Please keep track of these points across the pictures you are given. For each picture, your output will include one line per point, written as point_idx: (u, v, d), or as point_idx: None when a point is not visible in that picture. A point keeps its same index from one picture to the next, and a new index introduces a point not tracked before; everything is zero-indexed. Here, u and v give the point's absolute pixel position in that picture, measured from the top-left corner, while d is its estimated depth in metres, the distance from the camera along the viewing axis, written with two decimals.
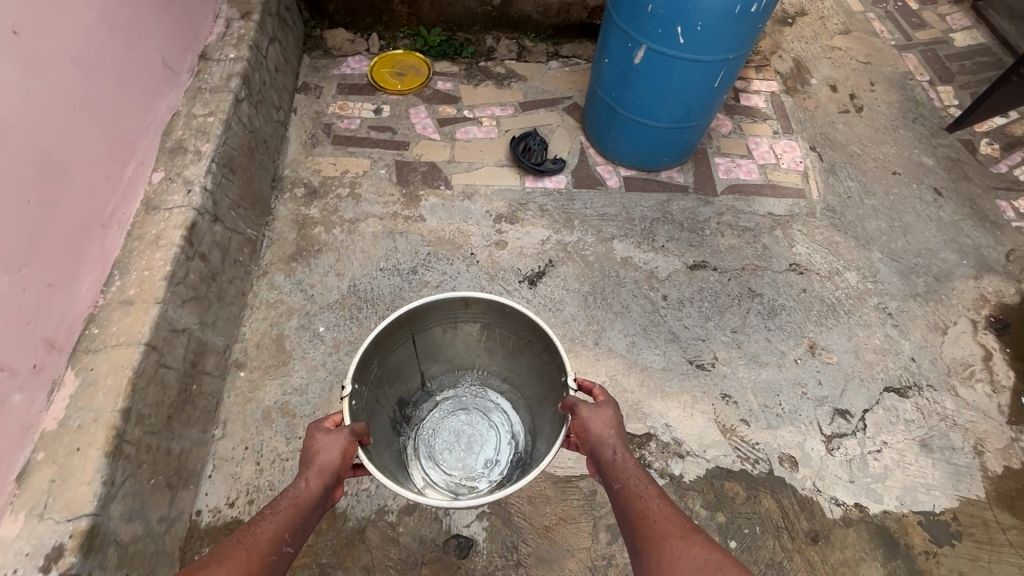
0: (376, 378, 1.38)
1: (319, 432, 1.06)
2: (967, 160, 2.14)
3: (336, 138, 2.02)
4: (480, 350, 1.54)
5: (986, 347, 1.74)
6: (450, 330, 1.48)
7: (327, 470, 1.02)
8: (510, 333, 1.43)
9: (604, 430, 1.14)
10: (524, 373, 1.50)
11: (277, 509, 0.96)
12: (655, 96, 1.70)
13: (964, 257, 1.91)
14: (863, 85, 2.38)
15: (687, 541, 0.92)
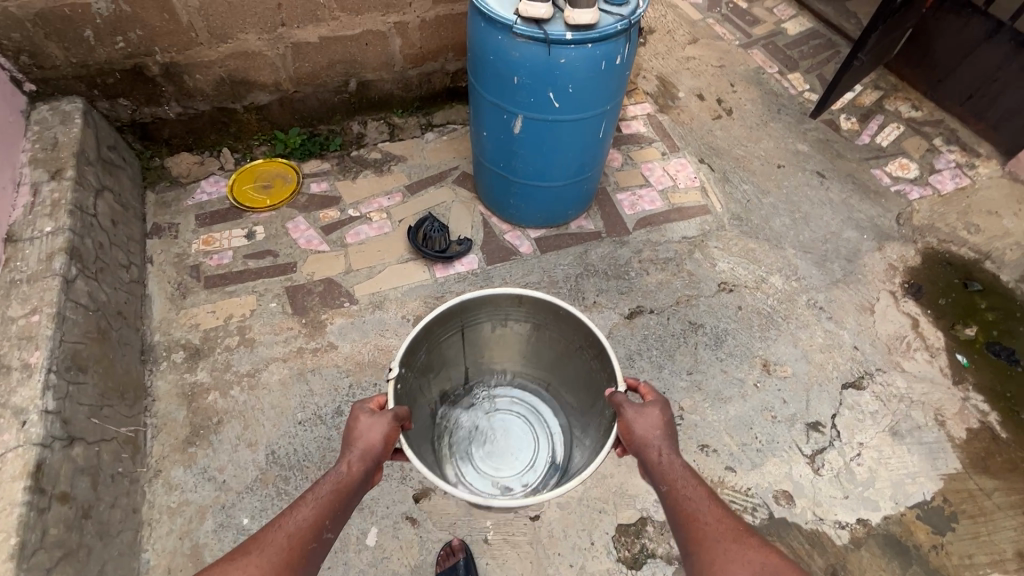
0: (423, 367, 1.45)
1: (362, 414, 1.08)
2: (835, 139, 2.27)
3: (209, 281, 1.74)
4: (523, 349, 1.61)
5: (911, 314, 1.81)
6: (498, 328, 1.54)
7: (369, 456, 1.04)
8: (560, 336, 1.48)
9: (651, 431, 1.08)
10: (571, 381, 1.56)
11: (318, 495, 0.96)
12: (544, 159, 1.62)
13: (863, 232, 2.00)
14: (725, 88, 2.49)
15: (743, 545, 0.90)
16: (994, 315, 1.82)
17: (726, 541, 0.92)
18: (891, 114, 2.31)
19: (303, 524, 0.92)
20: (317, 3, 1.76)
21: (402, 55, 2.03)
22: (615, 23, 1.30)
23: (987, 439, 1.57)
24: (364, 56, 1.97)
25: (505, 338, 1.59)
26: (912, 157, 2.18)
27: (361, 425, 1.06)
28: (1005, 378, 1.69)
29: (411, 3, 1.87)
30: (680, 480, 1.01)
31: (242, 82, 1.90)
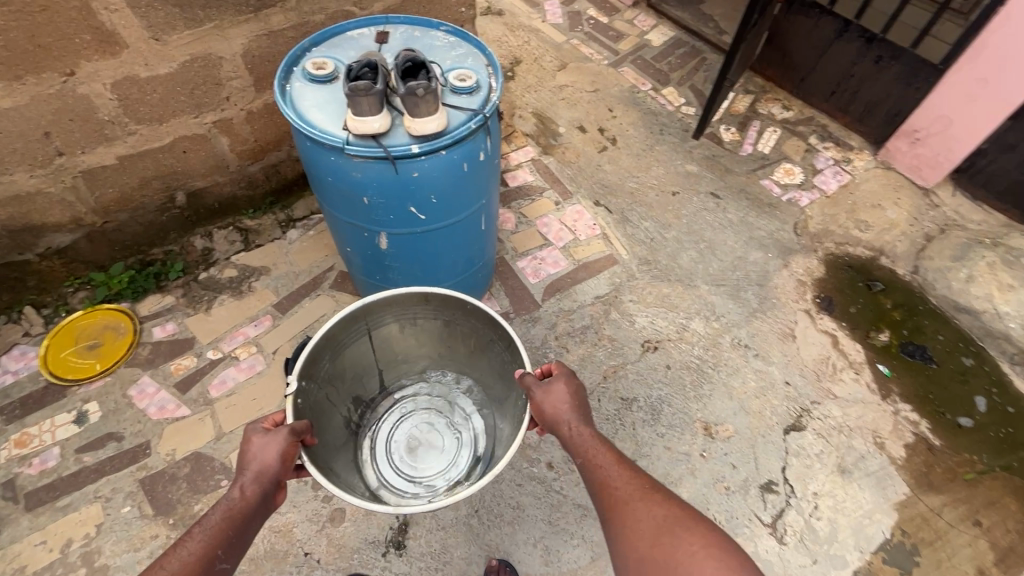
0: (331, 376, 1.45)
1: (255, 435, 1.05)
2: (721, 153, 2.22)
3: (30, 498, 1.35)
4: (437, 346, 1.62)
5: (829, 331, 1.79)
6: (408, 327, 1.55)
7: (263, 478, 1.02)
8: (472, 332, 1.50)
9: (562, 408, 1.04)
10: (491, 375, 1.59)
11: (208, 526, 0.95)
12: (427, 265, 1.39)
13: (768, 250, 1.96)
14: (604, 114, 2.37)
15: (647, 503, 0.91)
16: (900, 313, 1.85)
17: (632, 505, 0.92)
18: (766, 118, 2.31)
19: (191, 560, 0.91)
20: (99, 121, 1.40)
21: (234, 153, 1.70)
22: (468, 122, 1.10)
23: (925, 451, 1.57)
24: (186, 164, 1.63)
25: (418, 336, 1.61)
26: (794, 161, 2.18)
27: (254, 447, 1.03)
28: (923, 380, 1.71)
29: (228, 96, 1.55)
30: (592, 451, 0.99)
31: (26, 228, 1.49)
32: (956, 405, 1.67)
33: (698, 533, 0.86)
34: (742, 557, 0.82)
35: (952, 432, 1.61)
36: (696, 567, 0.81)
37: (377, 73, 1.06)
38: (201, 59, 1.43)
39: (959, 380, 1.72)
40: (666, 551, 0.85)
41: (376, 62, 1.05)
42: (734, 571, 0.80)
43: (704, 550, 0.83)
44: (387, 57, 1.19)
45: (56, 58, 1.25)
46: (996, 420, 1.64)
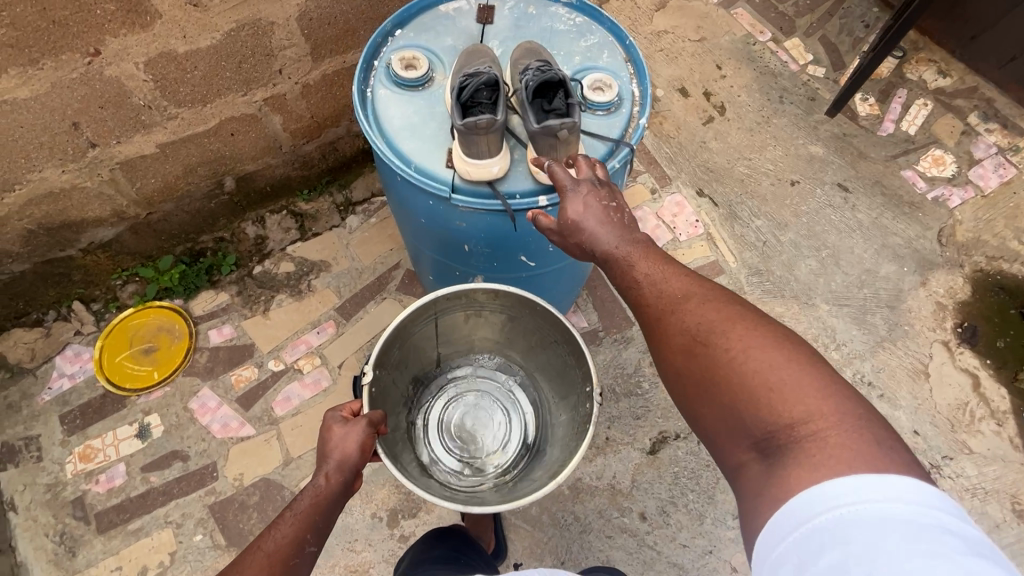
0: (393, 363, 1.21)
1: (335, 424, 0.92)
2: (853, 132, 1.84)
3: (101, 520, 1.30)
4: (503, 336, 1.33)
5: (970, 371, 1.53)
6: (473, 316, 1.26)
7: (347, 466, 0.89)
8: (534, 329, 1.21)
9: (605, 237, 0.73)
10: (548, 371, 1.31)
11: (297, 510, 0.83)
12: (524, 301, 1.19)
13: (903, 263, 1.65)
14: (711, 73, 1.97)
15: (684, 314, 0.67)
16: None
17: (664, 314, 0.69)
18: (915, 86, 1.88)
19: (281, 543, 0.79)
20: (134, 106, 1.16)
21: (288, 132, 1.45)
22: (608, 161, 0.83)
23: None
24: (234, 147, 1.39)
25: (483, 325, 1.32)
26: (946, 146, 1.79)
27: (335, 436, 0.90)
28: None
29: (281, 68, 1.28)
30: (627, 262, 0.72)
31: (64, 225, 1.32)
32: None
33: (735, 336, 0.63)
34: (796, 338, 0.63)
35: None
36: (740, 366, 0.61)
37: (496, 90, 0.79)
38: (249, 26, 1.15)
39: None
40: (703, 358, 0.65)
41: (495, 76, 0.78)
42: (782, 362, 0.60)
43: (753, 336, 0.63)
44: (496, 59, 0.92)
45: (77, 35, 1.00)
46: None
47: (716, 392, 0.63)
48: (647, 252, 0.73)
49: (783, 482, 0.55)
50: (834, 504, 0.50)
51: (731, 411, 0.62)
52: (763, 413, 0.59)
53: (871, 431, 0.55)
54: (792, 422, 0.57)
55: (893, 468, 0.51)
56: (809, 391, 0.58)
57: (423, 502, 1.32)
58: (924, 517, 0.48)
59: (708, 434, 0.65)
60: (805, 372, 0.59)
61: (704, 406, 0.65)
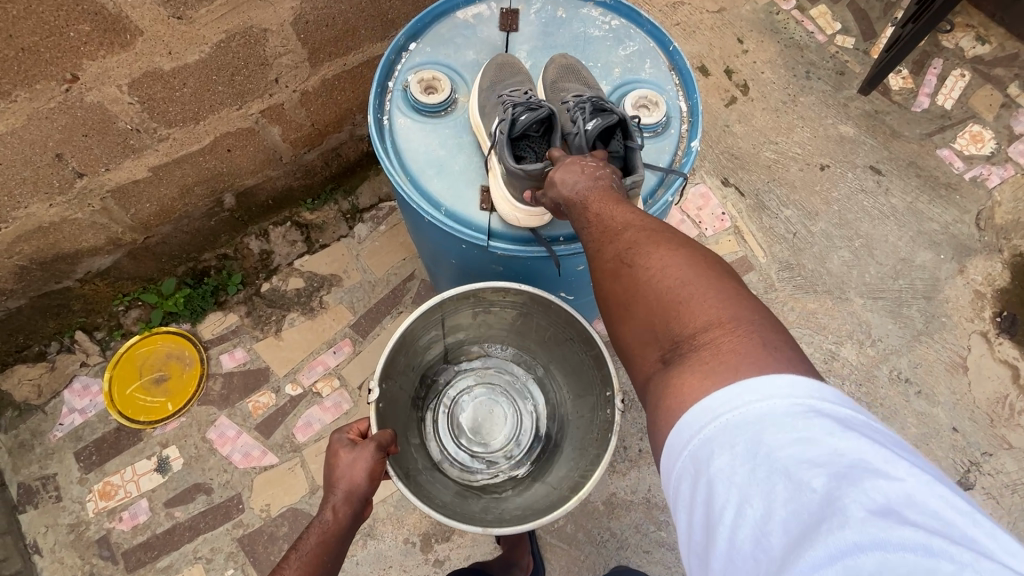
0: (401, 369, 1.12)
1: (341, 449, 0.86)
2: (885, 109, 1.73)
3: (130, 558, 1.28)
4: (512, 329, 1.24)
5: (1010, 362, 1.48)
6: (481, 313, 1.15)
7: (355, 495, 0.82)
8: (547, 325, 1.11)
9: (571, 180, 0.68)
10: (563, 367, 1.22)
11: (302, 551, 0.76)
12: None
13: (939, 250, 1.58)
14: (733, 48, 1.83)
15: (608, 238, 0.66)
16: None
17: (602, 242, 0.66)
18: (952, 55, 1.76)
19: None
20: (121, 130, 1.06)
21: (288, 142, 1.34)
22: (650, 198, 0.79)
23: None
24: (232, 163, 1.29)
25: (493, 319, 1.22)
26: (985, 121, 1.69)
27: (341, 463, 0.84)
28: None
29: (277, 77, 1.17)
30: (581, 203, 0.68)
31: (58, 257, 1.25)
32: None
33: (651, 256, 0.62)
34: (707, 254, 0.62)
35: None
36: (656, 284, 0.60)
37: (543, 123, 0.75)
38: (241, 36, 1.04)
39: None
40: (624, 278, 0.63)
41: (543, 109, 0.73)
42: (692, 275, 0.59)
43: (671, 253, 0.62)
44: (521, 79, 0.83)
45: (50, 62, 0.89)
46: None
47: (647, 320, 0.61)
48: (603, 193, 0.68)
49: (676, 388, 0.53)
50: (718, 406, 0.48)
51: (647, 324, 0.61)
52: (673, 323, 0.58)
53: (766, 333, 0.54)
54: (694, 332, 0.56)
55: (781, 364, 0.49)
56: (713, 302, 0.57)
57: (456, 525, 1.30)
58: (803, 402, 0.46)
59: (633, 357, 0.64)
60: (713, 283, 0.58)
61: (631, 333, 0.64)
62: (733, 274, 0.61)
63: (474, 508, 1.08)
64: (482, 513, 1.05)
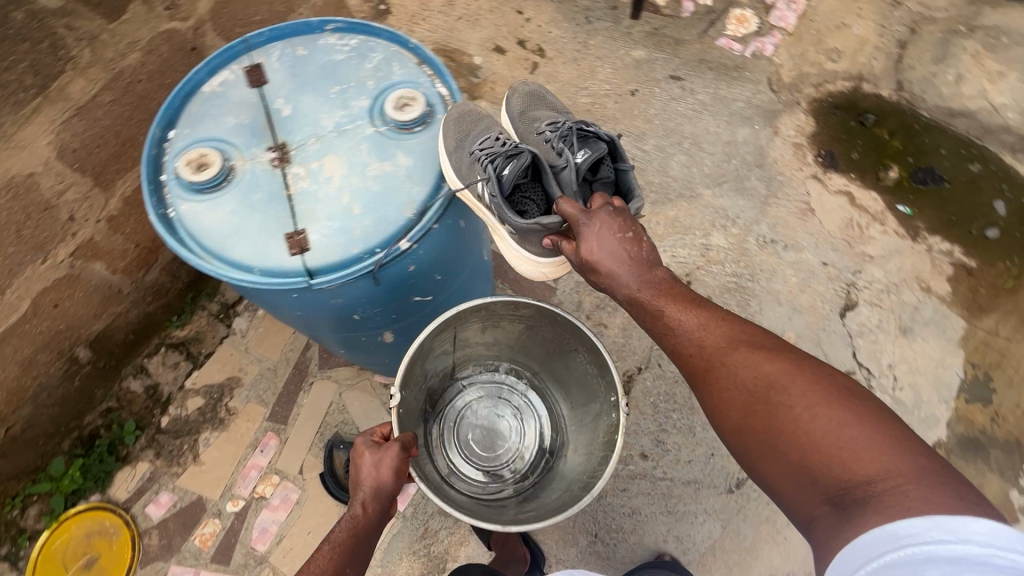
0: (414, 379, 1.12)
1: (366, 450, 0.89)
2: (661, 23, 1.90)
3: None
4: (515, 342, 1.27)
5: (843, 190, 1.68)
6: (489, 325, 1.18)
7: (384, 493, 0.86)
8: (551, 338, 1.16)
9: (626, 276, 0.82)
10: (564, 378, 1.27)
11: (334, 544, 0.81)
12: None
13: (752, 123, 1.77)
14: (516, 21, 1.95)
15: (730, 363, 0.78)
16: (899, 140, 1.74)
17: (715, 372, 0.78)
18: None
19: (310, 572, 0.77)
20: None
21: (119, 271, 1.30)
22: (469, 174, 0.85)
23: (967, 278, 1.57)
24: (66, 316, 1.23)
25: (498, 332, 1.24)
26: (742, 4, 1.90)
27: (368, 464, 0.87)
28: (940, 203, 1.66)
29: (71, 215, 1.17)
30: (657, 308, 0.83)
31: None
32: (978, 217, 1.64)
33: (796, 393, 0.71)
34: (863, 397, 0.69)
35: (981, 246, 1.60)
36: (804, 421, 0.68)
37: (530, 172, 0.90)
38: (9, 189, 1.06)
39: (971, 189, 1.68)
40: (764, 413, 0.72)
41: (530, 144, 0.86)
42: (839, 408, 0.67)
43: (809, 378, 0.72)
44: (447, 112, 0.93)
45: None
46: (1016, 216, 1.64)
47: (784, 443, 0.70)
48: (666, 289, 0.83)
49: (852, 520, 0.60)
50: (901, 532, 0.55)
51: (802, 467, 0.67)
52: (832, 464, 0.65)
53: (952, 486, 0.59)
54: (867, 478, 0.62)
55: (970, 510, 0.55)
56: (885, 453, 0.62)
57: (445, 555, 1.30)
58: (1000, 554, 0.50)
59: (786, 497, 0.69)
60: (875, 426, 0.65)
61: (774, 471, 0.71)
62: (900, 422, 0.67)
63: (491, 512, 1.10)
64: (498, 516, 1.08)
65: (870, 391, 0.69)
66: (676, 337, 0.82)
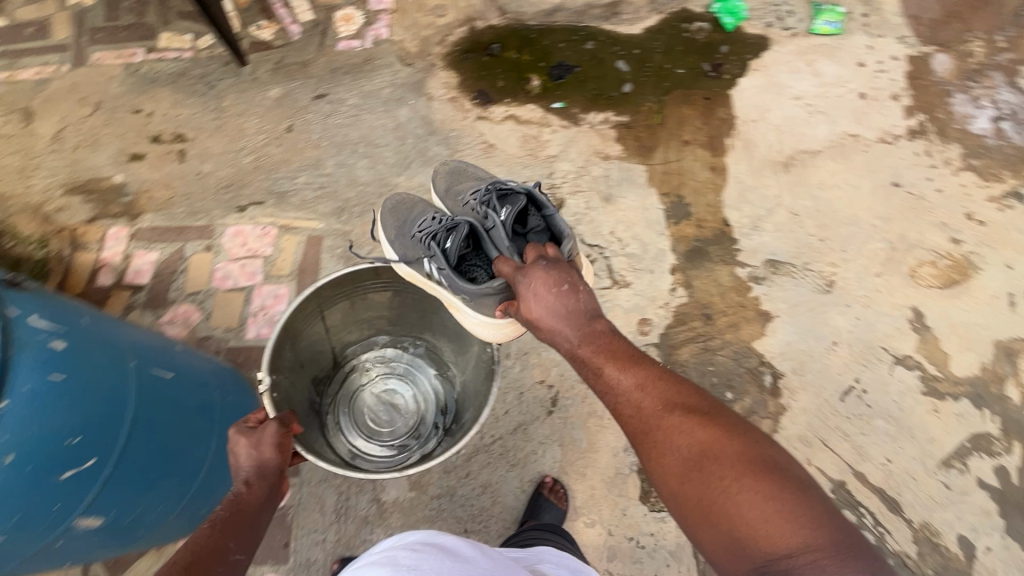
0: (292, 364, 1.29)
1: (241, 436, 0.96)
2: (279, 55, 1.90)
3: None
4: (391, 314, 1.48)
5: (505, 116, 1.84)
6: (358, 302, 1.38)
7: (267, 471, 0.93)
8: (420, 296, 1.39)
9: (563, 332, 1.01)
10: (441, 336, 1.48)
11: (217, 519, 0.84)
12: (190, 461, 1.06)
13: (405, 100, 1.85)
14: (139, 120, 1.81)
15: (664, 427, 0.88)
16: (526, 53, 1.94)
17: (655, 431, 0.88)
18: None
19: (203, 548, 0.79)
20: None
21: None
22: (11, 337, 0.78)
23: (627, 132, 1.82)
24: None
25: (370, 309, 1.43)
26: (340, 6, 1.97)
27: (245, 447, 0.95)
28: (581, 86, 1.89)
29: None
30: (595, 369, 0.97)
31: None
32: (612, 82, 1.90)
33: (728, 463, 0.81)
34: (785, 471, 0.80)
35: (624, 103, 1.87)
36: (733, 493, 0.78)
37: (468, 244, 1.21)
38: None
39: (597, 63, 1.93)
40: (698, 477, 0.82)
41: (466, 222, 1.16)
42: (765, 483, 0.78)
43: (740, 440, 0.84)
44: (379, 233, 1.41)
45: None
46: (636, 67, 1.92)
47: (709, 501, 0.80)
48: (606, 351, 0.98)
49: None
50: None
51: (732, 534, 0.77)
52: (760, 537, 0.74)
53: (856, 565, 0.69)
54: (789, 551, 0.72)
55: None
56: (805, 526, 0.73)
57: None
58: None
59: (715, 559, 0.79)
60: (797, 501, 0.76)
61: (707, 537, 0.80)
62: (818, 499, 0.78)
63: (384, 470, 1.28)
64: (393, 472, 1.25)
65: (792, 467, 0.81)
66: (618, 395, 0.94)
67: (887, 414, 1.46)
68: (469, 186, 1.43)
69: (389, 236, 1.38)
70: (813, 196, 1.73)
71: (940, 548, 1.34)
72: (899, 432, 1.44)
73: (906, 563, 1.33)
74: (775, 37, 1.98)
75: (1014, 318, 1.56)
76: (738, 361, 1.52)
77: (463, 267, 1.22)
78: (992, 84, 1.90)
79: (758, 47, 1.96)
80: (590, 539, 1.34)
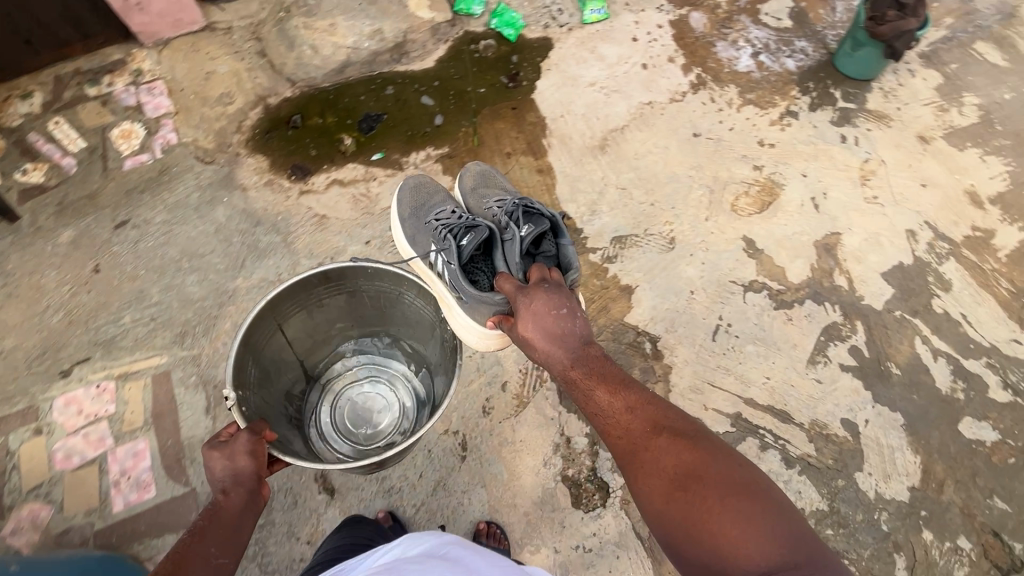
0: (258, 380, 1.27)
1: (216, 449, 0.95)
2: (60, 195, 1.72)
3: None
4: (353, 317, 1.47)
5: (329, 183, 1.80)
6: (316, 308, 1.36)
7: (243, 481, 0.93)
8: (376, 292, 1.39)
9: (552, 354, 1.07)
10: (406, 326, 1.49)
11: (196, 531, 0.85)
12: None
13: (217, 199, 1.75)
14: None
15: (651, 449, 0.93)
16: (330, 115, 1.91)
17: (642, 451, 0.93)
18: (33, 122, 1.80)
19: (180, 561, 0.80)
20: None
21: None
22: None
23: (452, 163, 1.86)
24: None
25: (329, 315, 1.42)
26: (113, 124, 1.82)
27: (220, 459, 0.94)
28: (394, 131, 1.90)
29: None
30: (586, 387, 1.03)
31: None
32: (423, 118, 1.92)
33: (709, 484, 0.85)
34: (765, 493, 0.84)
35: (441, 134, 1.90)
36: (715, 513, 0.82)
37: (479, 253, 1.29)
38: None
39: (403, 104, 1.95)
40: (682, 497, 0.86)
41: (487, 227, 1.26)
42: (743, 504, 0.82)
43: (721, 462, 0.89)
44: (394, 206, 1.52)
45: None
46: (440, 98, 1.96)
47: (689, 520, 0.84)
48: (596, 375, 1.03)
49: None
50: None
51: (714, 551, 0.81)
52: (738, 552, 0.78)
53: None
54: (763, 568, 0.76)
55: None
56: (782, 545, 0.78)
57: None
58: None
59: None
60: (775, 520, 0.80)
61: (691, 555, 0.84)
62: (793, 520, 0.82)
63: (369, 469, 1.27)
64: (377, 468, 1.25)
65: (770, 489, 0.85)
66: (607, 414, 1.00)
67: (754, 338, 1.60)
68: (497, 192, 1.54)
69: (404, 213, 1.50)
70: (633, 168, 1.86)
71: (832, 437, 1.49)
72: (768, 350, 1.59)
73: (811, 462, 1.46)
74: (554, 35, 2.11)
75: (821, 218, 1.78)
76: (618, 340, 1.59)
77: (470, 267, 1.31)
78: (742, 26, 2.16)
79: (543, 48, 2.09)
80: (540, 564, 1.35)
